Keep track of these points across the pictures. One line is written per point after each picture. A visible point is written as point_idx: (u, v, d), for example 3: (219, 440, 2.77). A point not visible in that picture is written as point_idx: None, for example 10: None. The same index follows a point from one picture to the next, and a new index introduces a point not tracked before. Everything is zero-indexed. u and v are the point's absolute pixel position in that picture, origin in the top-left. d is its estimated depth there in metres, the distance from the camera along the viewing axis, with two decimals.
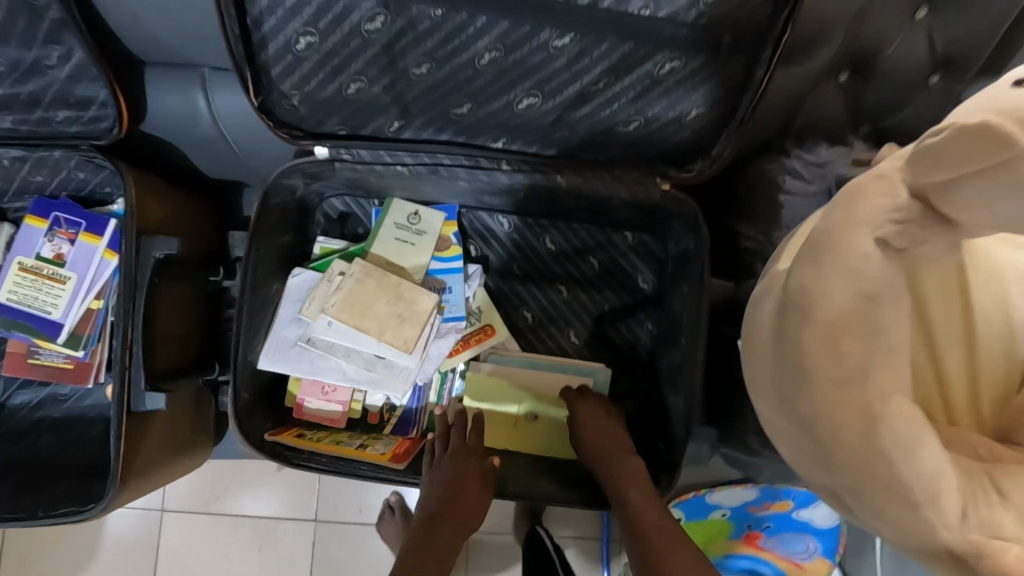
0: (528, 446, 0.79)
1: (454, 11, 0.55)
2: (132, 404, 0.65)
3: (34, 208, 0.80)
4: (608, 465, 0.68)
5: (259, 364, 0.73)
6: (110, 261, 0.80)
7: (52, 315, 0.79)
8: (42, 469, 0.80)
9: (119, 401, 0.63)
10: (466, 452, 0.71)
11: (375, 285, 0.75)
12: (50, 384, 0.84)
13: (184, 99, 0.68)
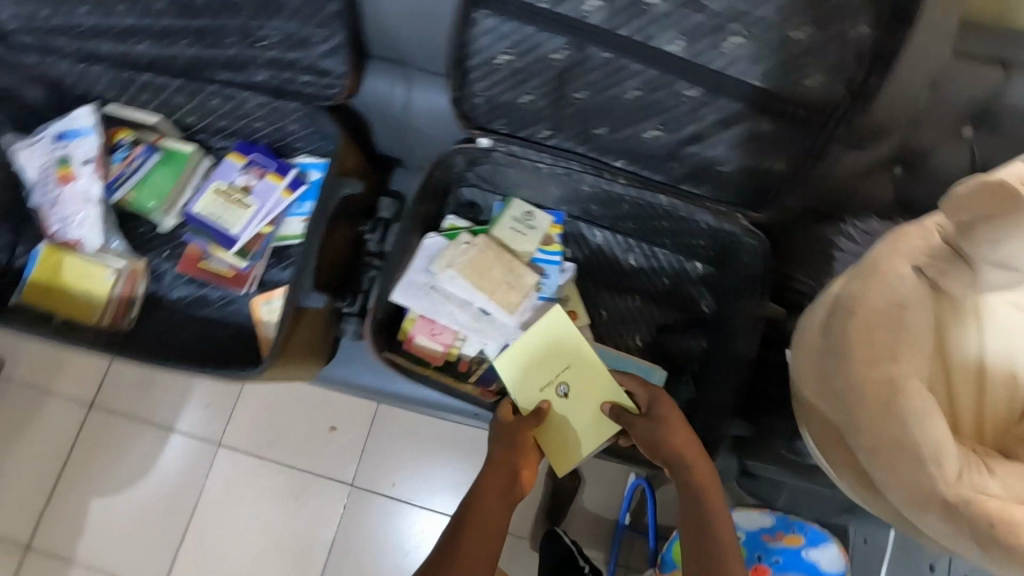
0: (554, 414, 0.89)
1: (620, 57, 0.75)
2: (297, 299, 0.83)
3: (237, 148, 1.01)
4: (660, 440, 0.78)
5: (392, 295, 0.91)
6: (285, 199, 0.99)
7: (231, 230, 0.98)
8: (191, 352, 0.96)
9: (292, 290, 0.81)
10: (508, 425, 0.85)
11: (494, 256, 0.93)
12: (206, 287, 1.01)
13: (392, 87, 0.90)
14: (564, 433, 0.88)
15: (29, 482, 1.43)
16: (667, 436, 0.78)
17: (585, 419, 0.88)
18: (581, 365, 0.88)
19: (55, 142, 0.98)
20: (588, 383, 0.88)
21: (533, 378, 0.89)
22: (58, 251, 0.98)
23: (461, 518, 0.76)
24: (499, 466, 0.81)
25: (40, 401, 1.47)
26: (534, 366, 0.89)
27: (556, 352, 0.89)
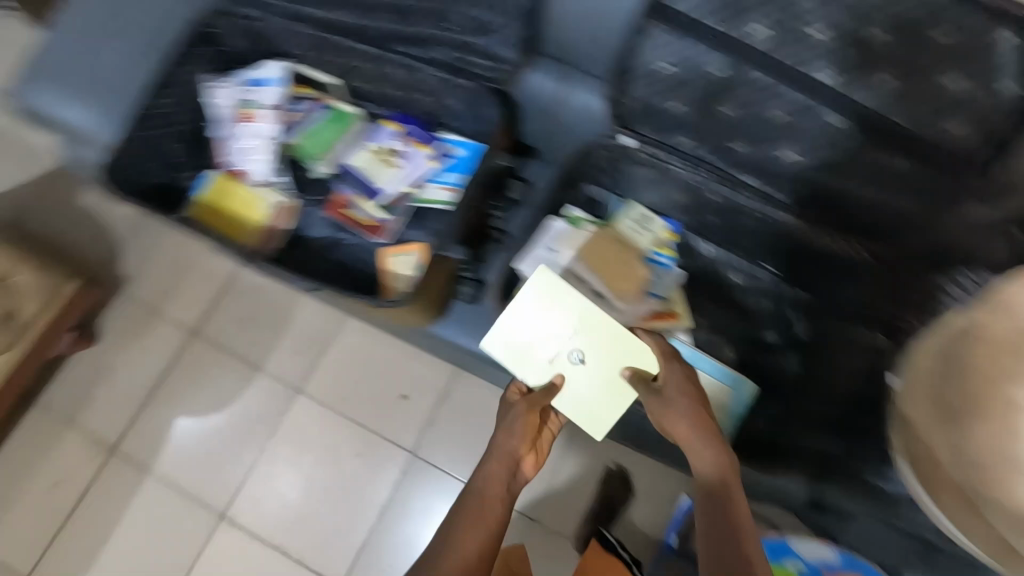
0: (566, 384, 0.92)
1: (774, 82, 0.83)
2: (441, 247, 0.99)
3: (393, 117, 1.13)
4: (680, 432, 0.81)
5: (515, 264, 0.99)
6: (430, 166, 1.10)
7: (379, 185, 1.10)
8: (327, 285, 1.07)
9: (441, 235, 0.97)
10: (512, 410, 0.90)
11: (614, 247, 1.02)
12: (346, 232, 1.12)
13: (548, 80, 1.00)
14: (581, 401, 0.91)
15: (128, 390, 1.56)
16: (675, 418, 0.81)
17: (599, 384, 0.92)
18: (588, 332, 0.91)
19: (245, 88, 1.12)
20: (598, 343, 0.91)
21: (542, 349, 0.93)
22: (231, 180, 1.11)
23: (459, 508, 0.80)
24: (503, 452, 0.84)
25: (150, 319, 1.61)
26: (540, 335, 0.93)
27: (562, 319, 0.92)
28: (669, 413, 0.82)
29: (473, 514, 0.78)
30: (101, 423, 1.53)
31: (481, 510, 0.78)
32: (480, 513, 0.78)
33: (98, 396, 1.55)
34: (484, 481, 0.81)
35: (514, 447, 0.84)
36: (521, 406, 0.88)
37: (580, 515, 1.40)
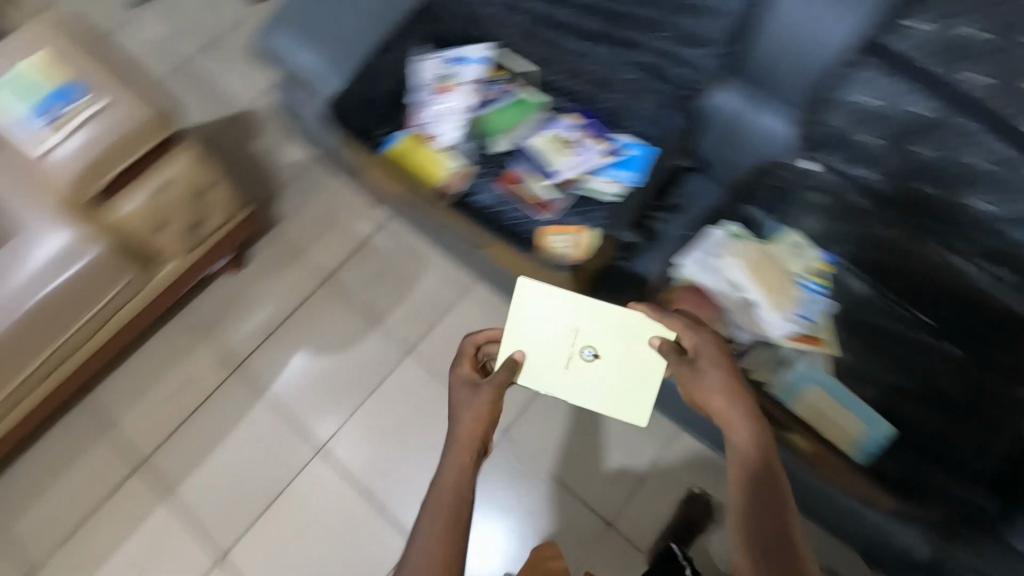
0: (570, 377, 1.00)
1: (980, 128, 0.85)
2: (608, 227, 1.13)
3: (575, 112, 1.23)
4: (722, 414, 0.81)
5: (675, 260, 1.06)
6: (601, 159, 1.18)
7: (553, 168, 1.19)
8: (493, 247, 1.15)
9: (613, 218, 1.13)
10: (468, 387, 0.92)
11: (772, 265, 1.06)
12: (512, 204, 1.18)
13: (737, 100, 1.07)
14: (585, 396, 1.00)
15: (263, 316, 1.71)
16: (709, 393, 0.83)
17: (605, 376, 1.00)
18: (592, 327, 0.99)
19: (448, 62, 1.26)
20: (607, 336, 0.99)
21: (550, 350, 1.00)
22: (418, 140, 1.23)
23: (425, 507, 0.79)
24: (462, 437, 0.85)
25: (295, 259, 1.77)
26: (546, 335, 1.00)
27: (567, 316, 1.00)
28: (700, 385, 0.85)
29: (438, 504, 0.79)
30: (234, 340, 1.68)
31: (442, 502, 0.79)
32: (447, 503, 0.79)
33: (237, 316, 1.71)
34: (452, 471, 0.82)
35: (475, 429, 0.85)
36: (487, 392, 0.89)
37: (658, 522, 1.38)
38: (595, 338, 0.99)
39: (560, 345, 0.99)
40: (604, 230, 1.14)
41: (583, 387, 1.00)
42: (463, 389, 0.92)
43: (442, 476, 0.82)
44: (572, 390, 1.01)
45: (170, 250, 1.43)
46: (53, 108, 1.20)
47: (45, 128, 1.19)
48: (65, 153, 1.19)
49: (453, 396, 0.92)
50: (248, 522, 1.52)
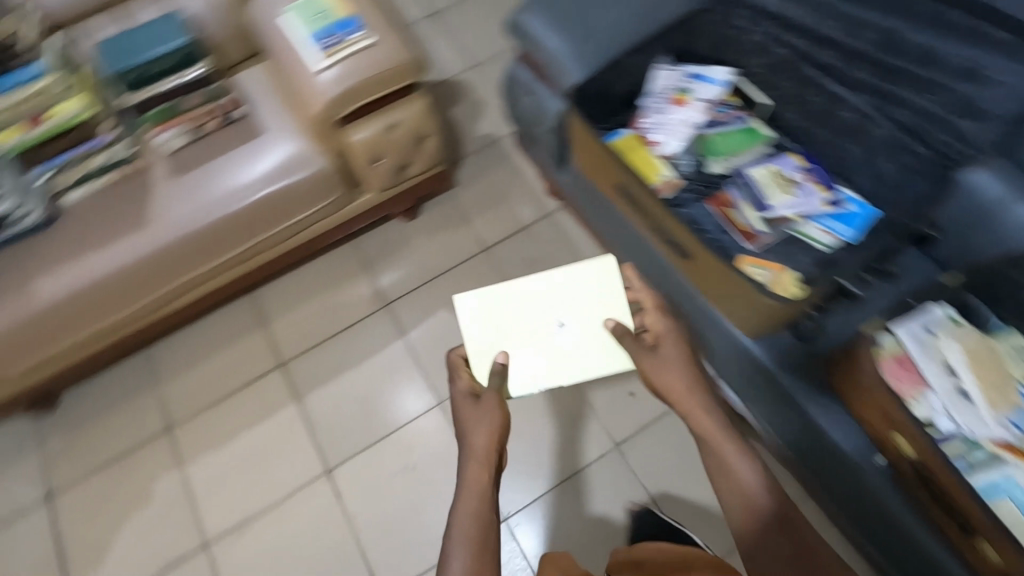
0: (551, 355, 1.13)
1: None
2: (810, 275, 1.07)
3: (799, 154, 1.24)
4: (684, 407, 0.98)
5: (890, 322, 1.01)
6: (820, 206, 1.16)
7: (771, 200, 1.17)
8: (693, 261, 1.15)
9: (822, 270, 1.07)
10: (470, 406, 1.01)
11: (993, 359, 0.98)
12: (719, 225, 1.19)
13: (1001, 184, 0.95)
14: (567, 364, 1.12)
15: (417, 267, 1.81)
16: (672, 381, 0.99)
17: (576, 341, 1.13)
18: (549, 302, 1.16)
19: (687, 77, 1.30)
20: (570, 310, 1.15)
21: (523, 338, 1.14)
22: (640, 141, 1.26)
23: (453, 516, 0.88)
24: (475, 449, 0.94)
25: (459, 224, 1.86)
26: (518, 325, 1.14)
27: (528, 296, 1.16)
28: (662, 366, 1.01)
29: (462, 520, 0.87)
30: (388, 281, 1.80)
31: (469, 514, 0.88)
32: (473, 525, 0.86)
33: (395, 260, 1.83)
34: (472, 487, 0.91)
35: (487, 433, 0.96)
36: (491, 403, 1.00)
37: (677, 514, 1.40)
38: (549, 305, 1.16)
39: (529, 328, 1.14)
40: (803, 275, 1.10)
41: (566, 364, 1.12)
42: (464, 404, 1.01)
43: (464, 490, 0.91)
44: (559, 369, 1.12)
45: (372, 183, 1.54)
46: (331, 35, 1.33)
47: (321, 50, 1.33)
48: (330, 73, 1.32)
49: (457, 411, 1.01)
50: (359, 448, 1.61)
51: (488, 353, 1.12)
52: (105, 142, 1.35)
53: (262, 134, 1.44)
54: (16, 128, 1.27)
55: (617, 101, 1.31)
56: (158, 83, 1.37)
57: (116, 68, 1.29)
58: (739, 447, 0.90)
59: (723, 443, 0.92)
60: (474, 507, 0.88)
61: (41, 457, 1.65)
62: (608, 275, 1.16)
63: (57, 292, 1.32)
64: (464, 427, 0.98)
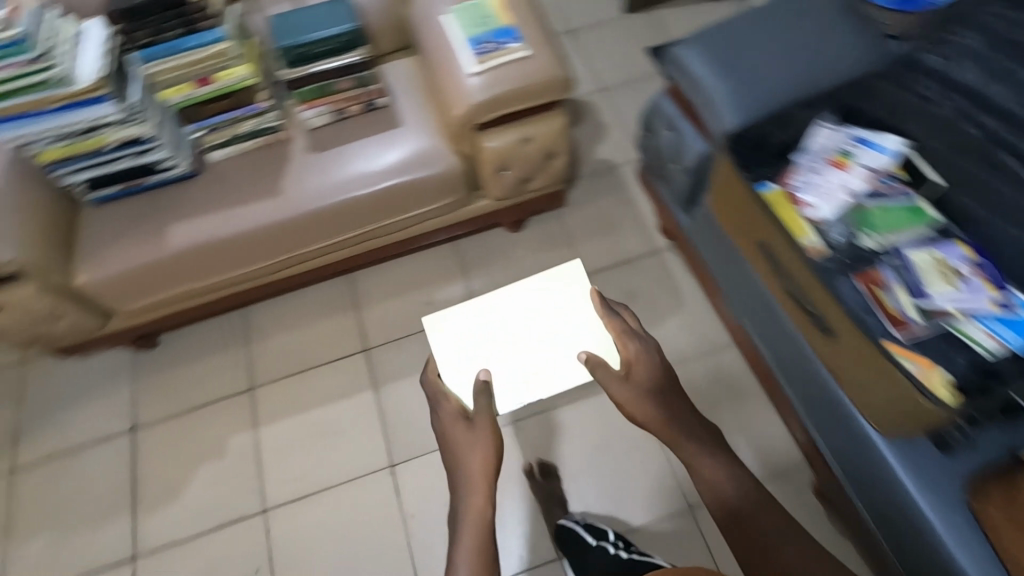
0: (525, 365, 1.29)
1: None
2: (955, 377, 0.96)
3: (968, 245, 1.12)
4: (651, 422, 1.14)
5: None
6: (988, 305, 1.04)
7: (931, 289, 1.06)
8: (831, 335, 1.08)
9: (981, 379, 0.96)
10: (456, 426, 1.15)
11: None
12: (868, 305, 1.08)
13: None
14: (541, 375, 1.29)
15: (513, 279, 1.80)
16: (643, 402, 1.14)
17: (547, 354, 1.30)
18: (524, 319, 1.33)
19: (852, 140, 1.21)
20: (535, 323, 1.33)
21: (496, 352, 1.30)
22: (788, 199, 1.19)
23: (456, 527, 1.05)
24: (474, 475, 1.08)
25: (562, 244, 1.84)
26: (489, 341, 1.31)
27: (503, 314, 1.34)
28: (634, 389, 1.15)
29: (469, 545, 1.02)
30: (482, 287, 1.79)
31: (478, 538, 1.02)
32: (477, 538, 1.02)
33: (493, 267, 1.82)
34: (472, 511, 1.05)
35: (482, 458, 1.09)
36: (482, 431, 1.13)
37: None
38: (520, 321, 1.33)
39: (503, 343, 1.31)
40: (955, 377, 0.97)
41: (539, 375, 1.29)
42: (458, 430, 1.14)
43: (466, 505, 1.06)
44: (531, 378, 1.28)
45: (493, 192, 1.52)
46: (488, 41, 1.33)
47: (478, 53, 1.32)
48: (479, 78, 1.31)
49: (451, 435, 1.14)
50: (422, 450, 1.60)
51: (471, 371, 1.28)
52: (261, 111, 1.38)
53: (396, 129, 1.47)
54: (184, 86, 1.30)
55: (769, 151, 1.24)
56: (319, 63, 1.36)
57: (283, 42, 1.30)
58: (713, 465, 1.10)
59: (698, 460, 1.11)
60: (475, 517, 1.04)
61: (132, 390, 1.73)
62: (569, 293, 1.35)
63: (185, 242, 1.37)
64: (458, 452, 1.11)
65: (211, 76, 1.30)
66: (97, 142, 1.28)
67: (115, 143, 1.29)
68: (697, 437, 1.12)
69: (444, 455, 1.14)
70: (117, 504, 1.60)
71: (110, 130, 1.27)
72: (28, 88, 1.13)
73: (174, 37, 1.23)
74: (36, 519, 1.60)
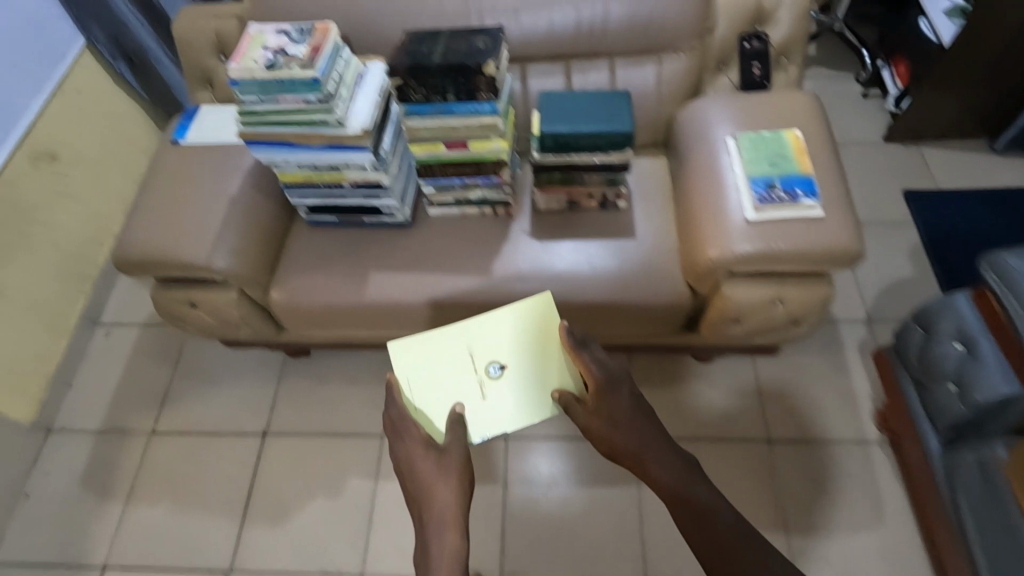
0: (493, 395, 1.20)
1: None
2: None
3: None
4: (624, 444, 1.06)
5: None
6: None
7: None
8: None
9: None
10: (415, 452, 1.07)
11: None
12: None
13: None
14: (509, 407, 1.20)
15: (683, 412, 1.59)
16: (612, 433, 1.07)
17: (517, 386, 1.20)
18: (500, 346, 1.21)
19: None
20: (506, 350, 1.21)
21: (462, 379, 1.19)
22: None
23: (425, 557, 0.96)
24: (443, 514, 0.99)
25: (749, 392, 1.60)
26: (457, 365, 1.19)
27: (478, 337, 1.21)
28: (604, 419, 1.08)
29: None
30: None
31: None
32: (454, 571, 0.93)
33: (664, 392, 1.62)
34: (443, 551, 0.95)
35: (452, 491, 1.01)
36: (454, 459, 1.06)
37: None
38: (491, 344, 1.21)
39: (471, 369, 1.20)
40: None
41: (506, 407, 1.20)
42: (426, 461, 1.05)
43: (437, 533, 0.97)
44: (495, 408, 1.20)
45: (705, 335, 1.33)
46: (777, 187, 1.13)
47: (762, 196, 1.13)
48: (749, 226, 1.13)
49: (418, 469, 1.05)
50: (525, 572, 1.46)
51: (441, 407, 1.17)
52: (498, 183, 1.29)
53: (627, 239, 1.31)
54: (436, 145, 1.22)
55: None
56: (573, 153, 1.23)
57: (547, 126, 1.20)
58: (700, 497, 1.02)
59: (675, 480, 1.04)
60: (448, 538, 0.96)
61: (273, 391, 1.73)
62: (542, 316, 1.21)
63: (380, 295, 1.31)
64: (429, 487, 1.02)
65: (466, 142, 1.21)
66: (337, 177, 1.24)
67: (352, 182, 1.25)
68: (670, 474, 1.04)
69: (410, 490, 1.04)
70: (229, 505, 1.59)
71: (352, 171, 1.22)
72: (303, 122, 1.10)
73: (445, 100, 1.13)
74: (156, 489, 1.62)
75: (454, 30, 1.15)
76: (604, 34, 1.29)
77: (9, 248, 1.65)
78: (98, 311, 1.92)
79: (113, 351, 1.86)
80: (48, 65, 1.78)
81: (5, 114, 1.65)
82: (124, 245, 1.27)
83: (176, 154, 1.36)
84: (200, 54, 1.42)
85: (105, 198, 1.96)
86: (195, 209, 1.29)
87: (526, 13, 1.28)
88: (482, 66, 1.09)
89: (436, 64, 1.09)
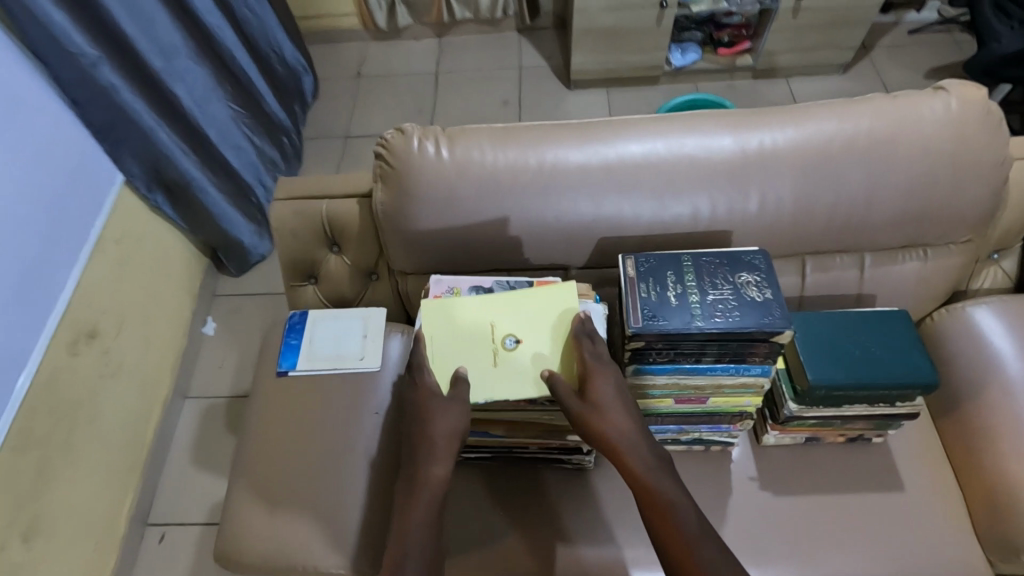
0: (501, 365, 0.83)
1: None
2: None
3: None
4: (603, 443, 0.77)
5: None
6: None
7: None
8: None
9: None
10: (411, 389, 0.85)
11: None
12: None
13: None
14: (516, 379, 0.82)
15: None
16: (595, 426, 0.77)
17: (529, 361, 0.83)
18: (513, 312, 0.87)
19: None
20: (529, 320, 0.86)
21: (467, 349, 0.85)
22: None
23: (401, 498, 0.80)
24: (431, 452, 0.79)
25: None
26: (460, 331, 0.86)
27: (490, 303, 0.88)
28: (589, 413, 0.78)
29: (403, 526, 0.76)
30: None
31: (415, 518, 0.76)
32: (427, 508, 0.77)
33: None
34: (422, 485, 0.78)
35: (447, 435, 0.80)
36: (461, 402, 0.81)
37: None
38: (504, 310, 0.87)
39: (475, 332, 0.86)
40: None
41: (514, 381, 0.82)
42: (422, 394, 0.82)
43: (411, 475, 0.80)
44: (499, 378, 0.83)
45: None
46: None
47: None
48: None
49: (415, 403, 0.83)
50: None
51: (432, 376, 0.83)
52: (728, 429, 0.98)
53: (896, 491, 1.00)
54: (664, 400, 0.89)
55: None
56: (845, 404, 0.91)
57: (820, 372, 0.88)
58: (685, 501, 0.74)
59: (655, 488, 0.74)
60: (423, 484, 0.78)
61: None
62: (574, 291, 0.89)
63: None
64: (423, 419, 0.81)
65: (706, 398, 0.89)
66: (524, 442, 1.00)
67: (541, 444, 1.01)
68: (654, 473, 0.76)
69: (409, 425, 0.84)
70: None
71: (541, 427, 0.96)
72: None
73: (698, 362, 0.82)
74: None
75: (701, 260, 0.84)
76: (863, 225, 0.98)
77: (51, 465, 1.28)
78: (147, 508, 1.56)
79: (172, 564, 1.50)
80: (85, 216, 1.43)
81: (38, 294, 1.29)
82: (241, 540, 0.94)
83: (290, 394, 1.03)
84: (308, 246, 1.09)
85: (153, 363, 1.61)
86: (328, 478, 0.96)
87: (763, 201, 0.97)
88: (773, 335, 0.77)
89: (703, 331, 0.77)
